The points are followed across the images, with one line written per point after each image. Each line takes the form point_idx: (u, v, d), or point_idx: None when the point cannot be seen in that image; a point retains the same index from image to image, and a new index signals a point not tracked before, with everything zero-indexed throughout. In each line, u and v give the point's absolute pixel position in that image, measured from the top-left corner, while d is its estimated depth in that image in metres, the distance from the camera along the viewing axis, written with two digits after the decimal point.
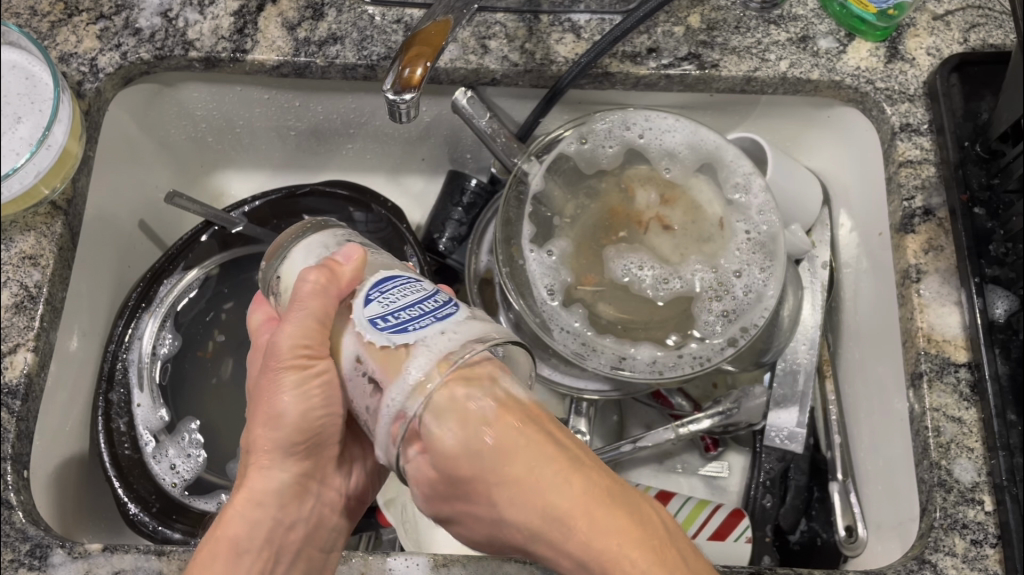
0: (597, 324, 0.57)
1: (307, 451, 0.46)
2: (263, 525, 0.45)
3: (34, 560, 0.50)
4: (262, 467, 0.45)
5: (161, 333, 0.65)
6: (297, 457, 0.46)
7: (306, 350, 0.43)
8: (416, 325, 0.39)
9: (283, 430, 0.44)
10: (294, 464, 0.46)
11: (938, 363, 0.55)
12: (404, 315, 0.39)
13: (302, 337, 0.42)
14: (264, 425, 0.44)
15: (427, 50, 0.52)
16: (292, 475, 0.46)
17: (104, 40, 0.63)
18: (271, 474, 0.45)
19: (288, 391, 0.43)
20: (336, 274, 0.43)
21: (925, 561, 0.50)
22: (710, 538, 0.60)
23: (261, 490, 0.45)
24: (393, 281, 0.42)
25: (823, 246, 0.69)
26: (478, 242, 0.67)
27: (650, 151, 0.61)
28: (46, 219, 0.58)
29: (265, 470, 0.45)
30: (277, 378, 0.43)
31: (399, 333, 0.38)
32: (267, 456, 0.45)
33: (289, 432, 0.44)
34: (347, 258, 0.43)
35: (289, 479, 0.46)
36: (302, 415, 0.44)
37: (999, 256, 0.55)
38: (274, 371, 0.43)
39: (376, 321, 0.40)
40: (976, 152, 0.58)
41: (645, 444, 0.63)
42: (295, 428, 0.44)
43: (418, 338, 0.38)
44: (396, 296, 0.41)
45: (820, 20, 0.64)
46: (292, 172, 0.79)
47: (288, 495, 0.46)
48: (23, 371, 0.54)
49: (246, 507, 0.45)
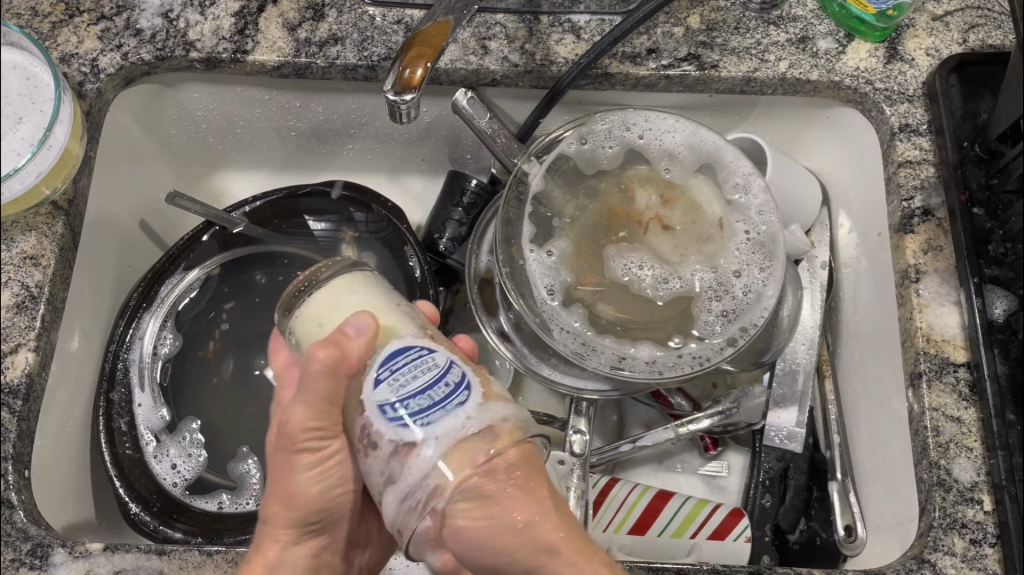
0: (597, 324, 0.57)
1: (325, 526, 0.48)
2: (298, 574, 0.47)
3: (34, 560, 0.50)
4: (280, 543, 0.46)
5: (161, 333, 0.65)
6: (314, 532, 0.47)
7: (318, 431, 0.43)
8: (423, 421, 0.38)
9: (299, 508, 0.45)
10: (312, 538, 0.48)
11: (937, 363, 0.55)
12: (413, 406, 0.38)
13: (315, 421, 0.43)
14: (279, 501, 0.46)
15: (427, 51, 0.52)
16: (308, 551, 0.48)
17: (105, 40, 0.63)
18: (292, 546, 0.47)
19: (304, 472, 0.44)
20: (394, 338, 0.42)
21: (924, 561, 0.50)
22: (710, 538, 0.61)
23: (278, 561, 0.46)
24: (403, 354, 0.40)
25: (823, 246, 0.69)
26: (478, 242, 0.66)
27: (650, 151, 0.61)
28: (47, 219, 0.59)
29: (282, 543, 0.46)
30: (295, 458, 0.44)
31: (405, 430, 0.38)
32: (286, 533, 0.46)
33: (301, 512, 0.45)
34: (417, 323, 0.44)
35: (308, 550, 0.48)
36: (318, 496, 0.45)
37: (999, 255, 0.55)
38: (289, 451, 0.44)
39: (385, 408, 0.39)
40: (976, 152, 0.58)
41: (644, 443, 0.63)
42: (309, 507, 0.45)
43: (425, 438, 0.38)
44: (406, 379, 0.39)
45: (819, 21, 0.64)
46: (293, 172, 0.79)
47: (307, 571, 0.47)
48: (23, 371, 0.54)
49: (274, 566, 0.46)
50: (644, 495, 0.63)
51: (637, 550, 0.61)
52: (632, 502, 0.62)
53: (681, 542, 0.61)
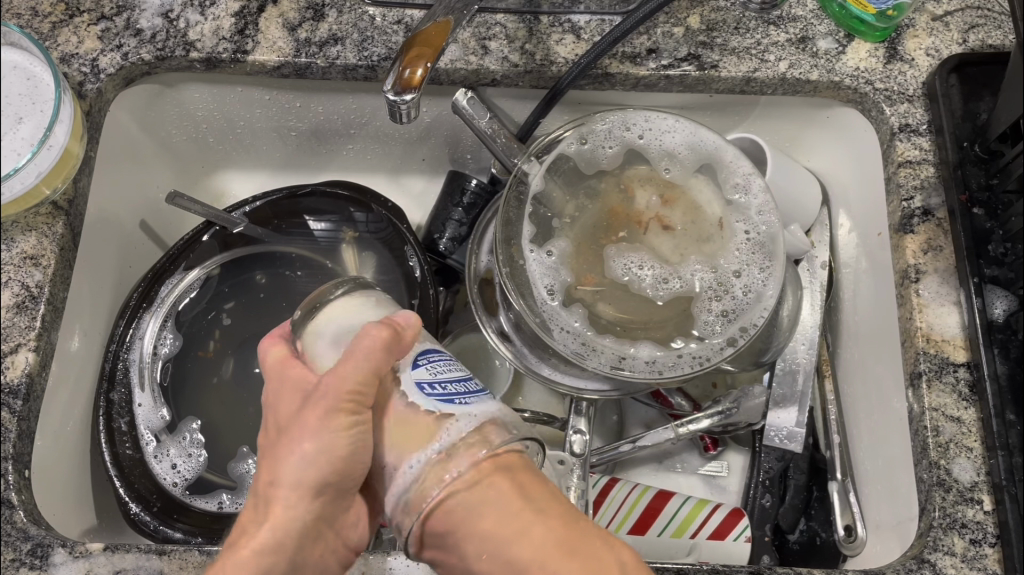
0: (597, 324, 0.57)
1: (337, 495, 0.41)
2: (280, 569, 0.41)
3: (34, 560, 0.50)
4: (285, 503, 0.41)
5: (161, 333, 0.65)
6: (313, 514, 0.41)
7: (355, 397, 0.40)
8: (462, 399, 0.41)
9: (308, 481, 0.40)
10: (318, 503, 0.41)
11: (937, 363, 0.55)
12: (449, 388, 0.42)
13: (357, 388, 0.40)
14: (283, 478, 0.41)
15: (427, 51, 0.52)
16: (314, 518, 0.41)
17: (105, 40, 0.63)
18: (290, 522, 0.41)
19: (316, 437, 0.41)
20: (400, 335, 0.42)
21: (924, 561, 0.50)
22: (710, 538, 0.61)
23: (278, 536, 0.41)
24: (437, 354, 0.45)
25: (823, 246, 0.69)
26: (478, 242, 0.66)
27: (650, 151, 0.61)
28: (47, 219, 0.59)
29: (285, 515, 0.41)
30: (318, 422, 0.40)
31: (445, 404, 0.40)
32: (289, 495, 0.41)
33: (324, 470, 0.40)
34: (408, 322, 0.43)
35: (299, 530, 0.41)
36: (337, 464, 0.40)
37: (999, 255, 0.55)
38: (316, 414, 0.40)
39: (422, 386, 0.41)
40: (976, 152, 0.58)
41: (644, 443, 0.63)
42: (316, 481, 0.41)
43: (463, 412, 0.40)
44: (442, 368, 0.44)
45: (819, 20, 0.64)
46: (293, 172, 0.79)
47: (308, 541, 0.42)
48: (24, 371, 0.55)
49: (262, 551, 0.41)
50: (644, 495, 0.63)
51: (637, 550, 0.61)
52: (632, 501, 0.63)
53: (681, 542, 0.61)
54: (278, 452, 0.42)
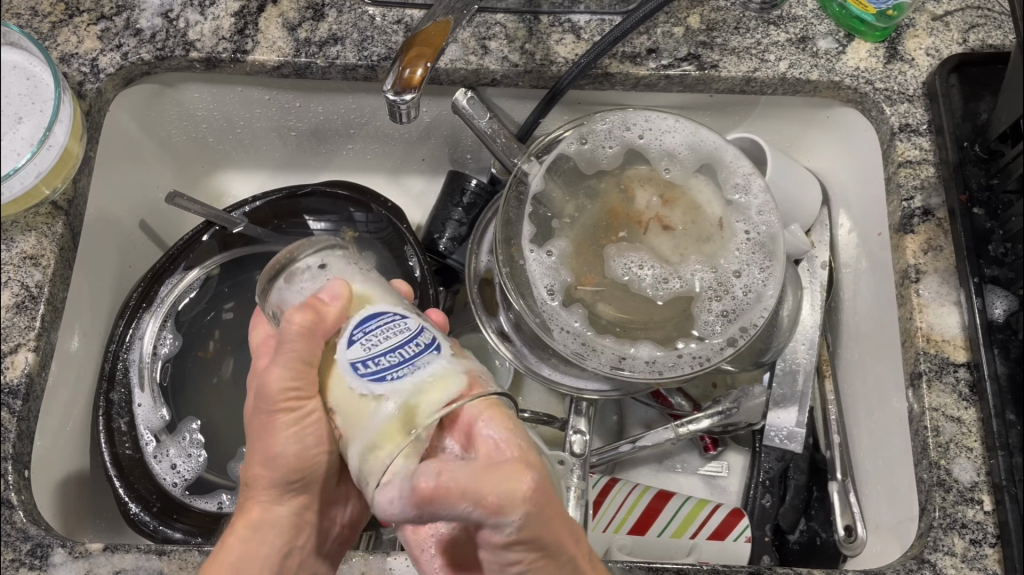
0: (597, 324, 0.57)
1: (304, 488, 0.48)
2: (265, 554, 0.48)
3: (34, 560, 0.50)
4: (263, 500, 0.48)
5: (161, 333, 0.65)
6: (291, 494, 0.48)
7: (294, 393, 0.42)
8: (395, 374, 0.37)
9: (279, 469, 0.46)
10: (292, 499, 0.49)
11: (937, 363, 0.55)
12: (386, 362, 0.38)
13: (294, 381, 0.42)
14: (260, 465, 0.46)
15: (427, 51, 0.52)
16: (293, 507, 0.49)
17: (105, 40, 0.63)
18: (275, 505, 0.49)
19: (284, 432, 0.44)
20: (323, 317, 0.41)
21: (924, 561, 0.50)
22: (710, 538, 0.61)
23: (266, 518, 0.48)
24: (377, 319, 0.40)
25: (823, 246, 0.69)
26: (478, 242, 0.66)
27: (650, 151, 0.61)
28: (47, 219, 0.59)
29: (266, 503, 0.48)
30: (272, 421, 0.44)
31: (378, 382, 0.37)
32: (268, 493, 0.48)
33: (284, 471, 0.46)
34: (333, 297, 0.41)
35: (290, 509, 0.49)
36: (298, 458, 0.45)
37: (999, 255, 0.55)
38: (269, 411, 0.44)
39: (357, 365, 0.38)
40: (976, 152, 0.58)
41: (644, 444, 0.63)
42: (291, 466, 0.45)
43: (393, 390, 0.36)
44: (381, 338, 0.39)
45: (819, 21, 0.64)
46: (293, 172, 0.79)
47: (290, 526, 0.49)
48: (23, 371, 0.54)
49: (245, 540, 0.47)
50: (644, 495, 0.63)
51: (637, 550, 0.61)
52: (632, 502, 0.62)
53: (682, 542, 0.61)
54: (252, 445, 0.46)
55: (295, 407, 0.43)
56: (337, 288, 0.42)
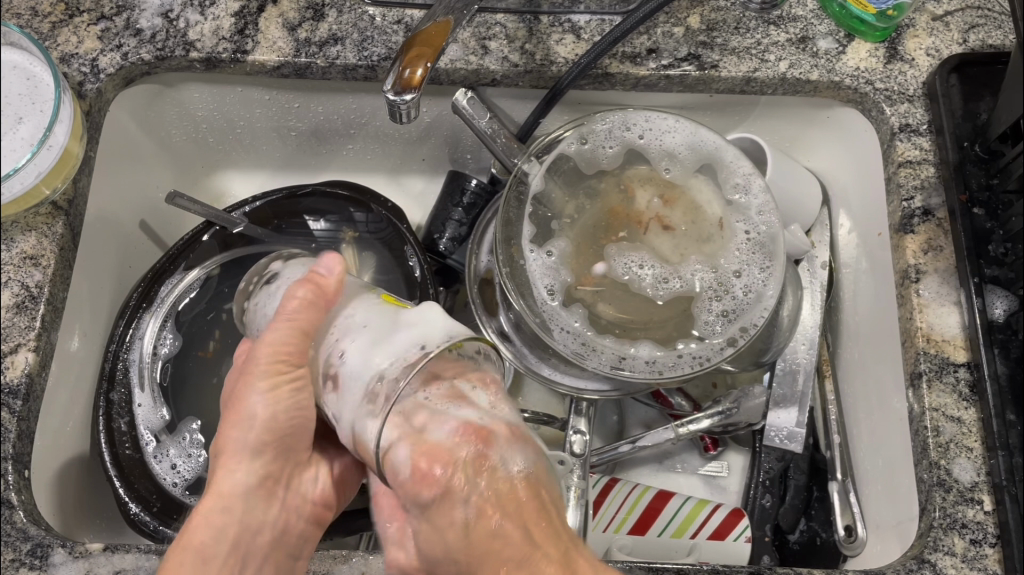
0: (598, 324, 0.57)
1: (274, 457, 0.48)
2: (228, 532, 0.47)
3: (34, 560, 0.50)
4: (227, 468, 0.47)
5: (161, 333, 0.65)
6: (261, 459, 0.48)
7: (285, 355, 0.45)
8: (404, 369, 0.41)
9: (252, 428, 0.47)
10: (256, 466, 0.48)
11: (938, 363, 0.55)
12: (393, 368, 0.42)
13: (285, 341, 0.45)
14: (233, 427, 0.47)
15: (427, 51, 0.52)
16: (256, 475, 0.48)
17: (104, 40, 0.63)
18: (239, 473, 0.48)
19: (260, 388, 0.46)
20: (322, 288, 0.45)
21: (924, 561, 0.50)
22: (710, 538, 0.61)
23: (229, 488, 0.47)
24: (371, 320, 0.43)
25: (823, 246, 0.69)
26: (478, 242, 0.66)
27: (650, 151, 0.61)
28: (47, 219, 0.59)
29: (229, 472, 0.47)
30: (254, 378, 0.46)
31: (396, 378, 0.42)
32: (231, 458, 0.47)
33: (257, 430, 0.47)
34: (330, 271, 0.46)
35: (257, 478, 0.48)
36: (271, 417, 0.46)
37: (999, 255, 0.55)
38: (253, 371, 0.46)
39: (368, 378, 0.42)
40: (976, 152, 0.58)
41: (644, 443, 0.63)
42: (262, 424, 0.46)
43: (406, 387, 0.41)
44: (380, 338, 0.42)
45: (819, 20, 0.64)
46: (293, 172, 0.79)
47: (255, 495, 0.48)
48: (23, 372, 0.54)
49: (213, 513, 0.47)
50: (644, 495, 0.63)
51: (637, 550, 0.61)
52: (632, 502, 0.62)
53: (682, 543, 0.61)
54: (228, 411, 0.48)
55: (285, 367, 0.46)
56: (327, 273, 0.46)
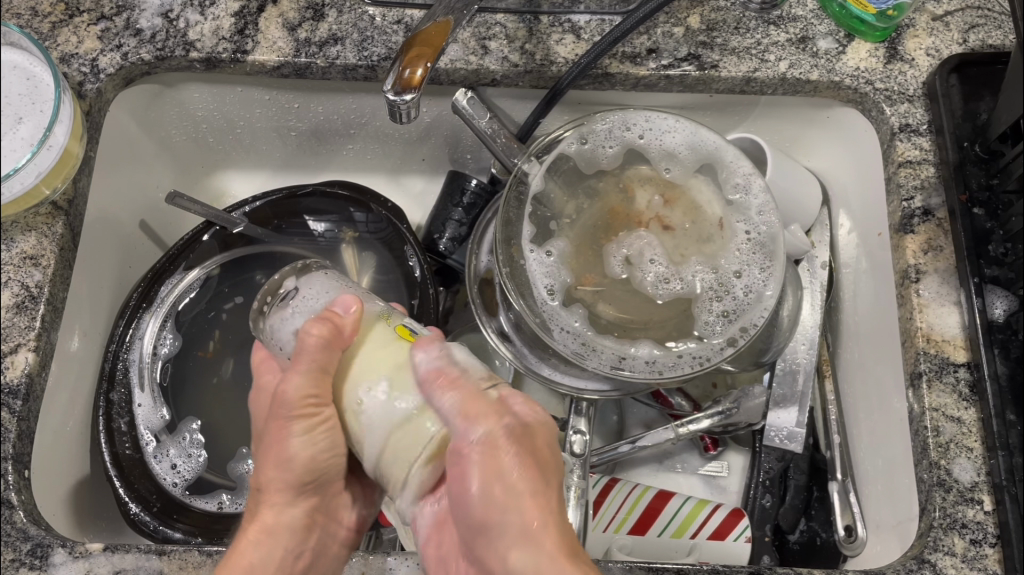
0: (598, 324, 0.57)
1: (314, 491, 0.49)
2: (273, 559, 0.48)
3: (34, 560, 0.50)
4: (273, 505, 0.49)
5: (161, 333, 0.65)
6: (304, 494, 0.49)
7: (313, 400, 0.45)
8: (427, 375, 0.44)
9: (292, 470, 0.47)
10: (303, 500, 0.50)
11: (937, 363, 0.55)
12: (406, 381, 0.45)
13: (311, 388, 0.44)
14: (274, 468, 0.47)
15: (427, 51, 0.52)
16: (303, 509, 0.50)
17: (104, 40, 0.63)
18: (285, 509, 0.49)
19: (298, 435, 0.46)
20: (340, 328, 0.44)
21: (924, 561, 0.50)
22: (710, 538, 0.61)
23: (275, 523, 0.49)
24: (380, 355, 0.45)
25: (823, 246, 0.70)
26: (478, 242, 0.66)
27: (650, 151, 0.61)
28: (47, 219, 0.59)
29: (277, 508, 0.49)
30: (288, 425, 0.46)
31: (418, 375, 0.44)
32: (278, 494, 0.48)
33: (297, 471, 0.47)
34: (347, 310, 0.45)
35: (301, 512, 0.49)
36: (310, 458, 0.47)
37: (999, 255, 0.55)
38: (286, 418, 0.46)
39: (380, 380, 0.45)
40: (976, 152, 0.58)
41: (643, 443, 0.63)
42: (302, 467, 0.47)
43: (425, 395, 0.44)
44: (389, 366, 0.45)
45: (819, 20, 0.64)
46: (293, 173, 0.79)
47: (299, 529, 0.49)
48: (23, 371, 0.54)
49: (256, 544, 0.48)
50: (644, 495, 0.63)
51: (637, 550, 0.61)
52: (632, 502, 0.62)
53: (682, 543, 0.61)
54: (264, 451, 0.48)
55: (314, 410, 0.45)
56: (346, 303, 0.45)
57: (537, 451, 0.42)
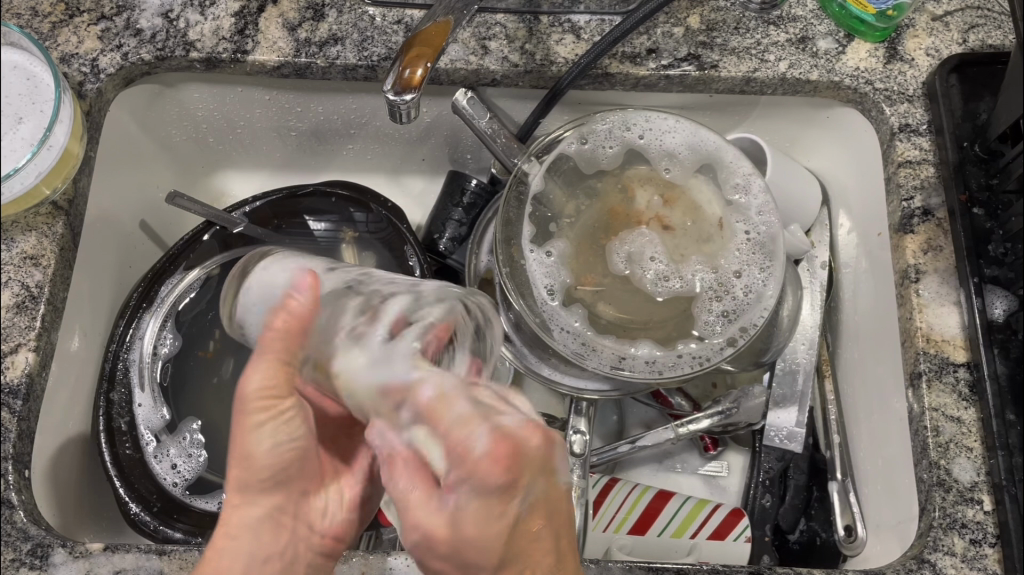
0: (597, 324, 0.57)
1: (283, 487, 0.47)
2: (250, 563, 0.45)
3: (34, 560, 0.50)
4: (239, 504, 0.46)
5: (161, 333, 0.65)
6: (272, 491, 0.46)
7: (273, 392, 0.43)
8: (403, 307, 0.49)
9: (254, 469, 0.45)
10: (269, 499, 0.47)
11: (937, 363, 0.55)
12: None
13: (267, 380, 0.43)
14: (238, 467, 0.45)
15: (427, 51, 0.52)
16: (265, 508, 0.46)
17: (105, 40, 0.63)
18: (251, 511, 0.46)
19: (259, 432, 0.44)
20: (294, 313, 0.42)
21: (924, 561, 0.50)
22: (710, 538, 0.61)
23: (240, 522, 0.46)
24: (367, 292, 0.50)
25: (823, 246, 0.70)
26: (478, 242, 0.66)
27: (650, 151, 0.61)
28: (47, 219, 0.59)
29: (243, 507, 0.46)
30: (248, 422, 0.44)
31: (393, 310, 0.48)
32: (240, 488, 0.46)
33: (259, 472, 0.45)
34: (300, 289, 0.42)
35: (269, 513, 0.47)
36: (273, 456, 0.45)
37: (999, 255, 0.55)
38: (244, 414, 0.44)
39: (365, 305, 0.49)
40: (976, 152, 0.58)
41: (643, 443, 0.64)
42: (269, 464, 0.45)
43: None
44: None
45: (819, 20, 0.64)
46: (293, 173, 0.79)
47: (265, 531, 0.46)
48: (24, 371, 0.55)
49: (227, 547, 0.45)
50: (644, 495, 0.63)
51: (637, 550, 0.61)
52: (632, 502, 0.62)
53: (682, 543, 0.61)
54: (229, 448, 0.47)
55: (276, 407, 0.44)
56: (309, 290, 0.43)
57: (513, 498, 0.37)
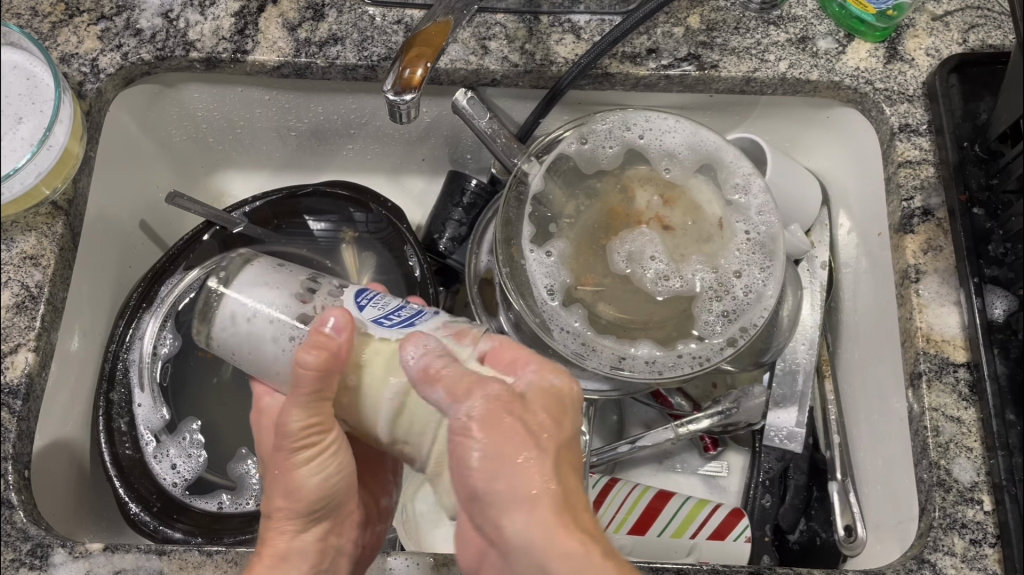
0: (597, 324, 0.57)
1: (324, 514, 0.49)
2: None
3: (34, 560, 0.50)
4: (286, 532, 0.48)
5: (161, 333, 0.65)
6: (317, 518, 0.48)
7: (315, 426, 0.44)
8: (420, 319, 0.44)
9: (301, 500, 0.47)
10: (313, 526, 0.49)
11: (937, 363, 0.55)
12: (404, 315, 0.45)
13: (312, 417, 0.44)
14: (282, 497, 0.47)
15: (427, 51, 0.52)
16: (314, 535, 0.49)
17: (105, 40, 0.63)
18: (297, 535, 0.48)
19: (303, 464, 0.46)
20: (334, 352, 0.40)
21: (924, 561, 0.50)
22: (710, 538, 0.61)
23: (288, 547, 0.48)
24: (367, 294, 0.47)
25: (823, 246, 0.70)
26: (478, 242, 0.66)
27: (650, 151, 0.61)
28: (47, 219, 0.59)
29: (289, 534, 0.48)
30: (293, 456, 0.46)
31: (409, 326, 0.43)
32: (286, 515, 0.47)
33: (305, 502, 0.47)
34: (337, 329, 0.41)
35: (313, 536, 0.49)
36: (319, 486, 0.47)
37: (999, 255, 0.55)
38: (289, 450, 0.45)
39: (379, 320, 0.43)
40: (976, 152, 0.58)
41: (644, 443, 0.64)
42: (315, 496, 0.47)
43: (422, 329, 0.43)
44: (383, 302, 0.46)
45: (819, 20, 0.64)
46: (293, 173, 0.79)
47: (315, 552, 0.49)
48: (24, 371, 0.54)
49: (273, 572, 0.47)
50: (644, 495, 0.63)
51: (637, 550, 0.61)
52: (632, 502, 0.62)
53: (682, 543, 0.61)
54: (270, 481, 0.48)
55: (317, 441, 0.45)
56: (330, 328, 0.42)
57: (569, 417, 0.40)
